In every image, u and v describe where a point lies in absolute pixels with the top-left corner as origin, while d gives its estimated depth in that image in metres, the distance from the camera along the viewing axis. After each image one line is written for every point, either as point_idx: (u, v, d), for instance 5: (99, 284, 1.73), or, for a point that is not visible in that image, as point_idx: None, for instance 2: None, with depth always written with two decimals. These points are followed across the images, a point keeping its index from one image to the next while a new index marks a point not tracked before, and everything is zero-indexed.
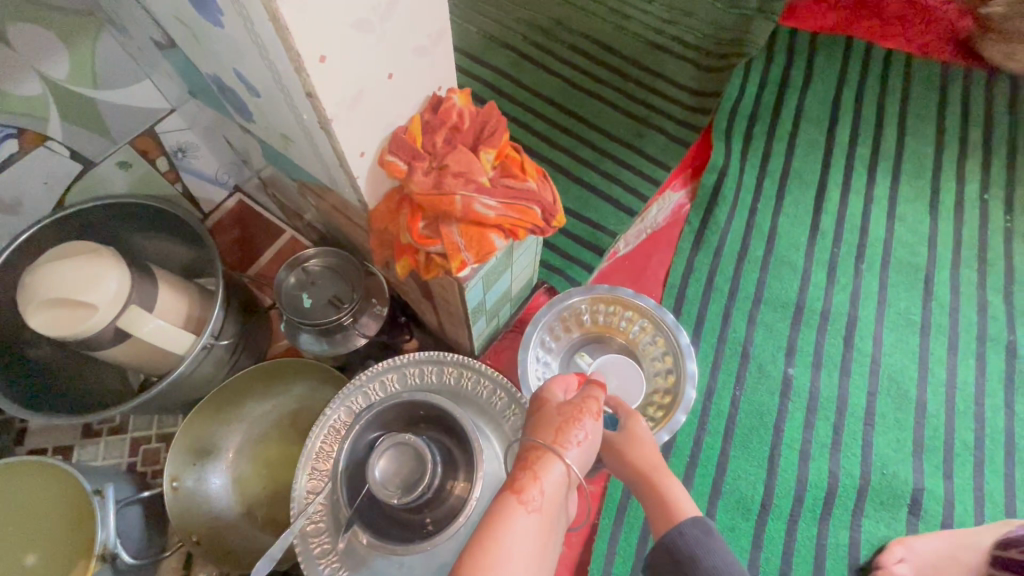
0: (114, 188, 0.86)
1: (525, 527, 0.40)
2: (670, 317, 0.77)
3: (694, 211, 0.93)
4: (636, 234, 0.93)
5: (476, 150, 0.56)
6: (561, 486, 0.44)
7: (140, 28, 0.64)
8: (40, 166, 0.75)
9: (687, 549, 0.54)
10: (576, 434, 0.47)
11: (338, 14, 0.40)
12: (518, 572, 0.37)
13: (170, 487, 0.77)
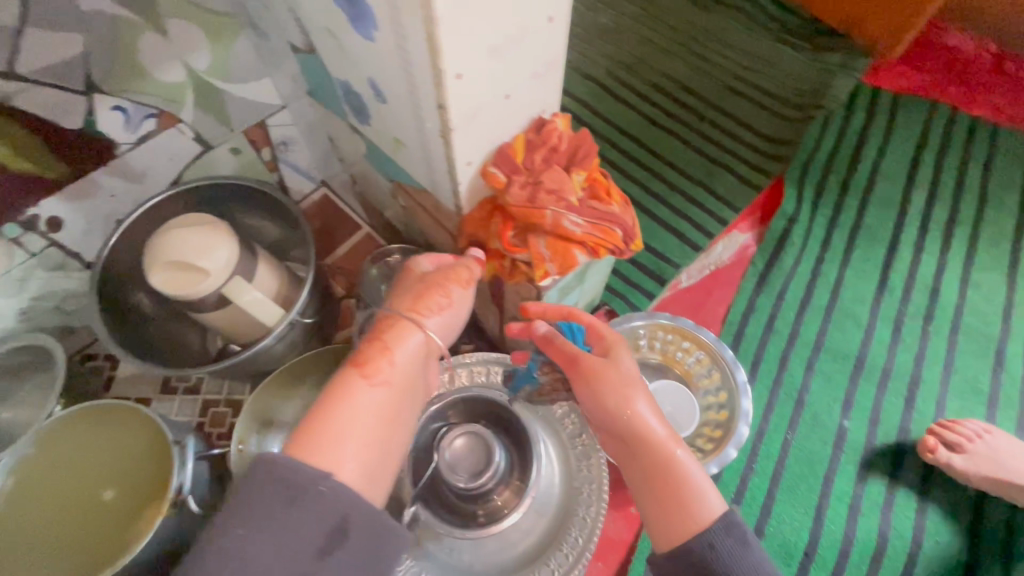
0: (223, 170, 0.95)
1: (367, 398, 0.46)
2: (729, 352, 0.79)
3: (760, 253, 0.94)
4: (699, 269, 0.94)
5: (569, 171, 0.61)
6: (410, 349, 0.51)
7: (280, 33, 0.72)
8: (168, 144, 0.84)
9: (719, 565, 0.45)
10: (429, 301, 0.54)
11: (480, 38, 0.45)
12: (358, 435, 0.44)
13: (237, 448, 0.82)
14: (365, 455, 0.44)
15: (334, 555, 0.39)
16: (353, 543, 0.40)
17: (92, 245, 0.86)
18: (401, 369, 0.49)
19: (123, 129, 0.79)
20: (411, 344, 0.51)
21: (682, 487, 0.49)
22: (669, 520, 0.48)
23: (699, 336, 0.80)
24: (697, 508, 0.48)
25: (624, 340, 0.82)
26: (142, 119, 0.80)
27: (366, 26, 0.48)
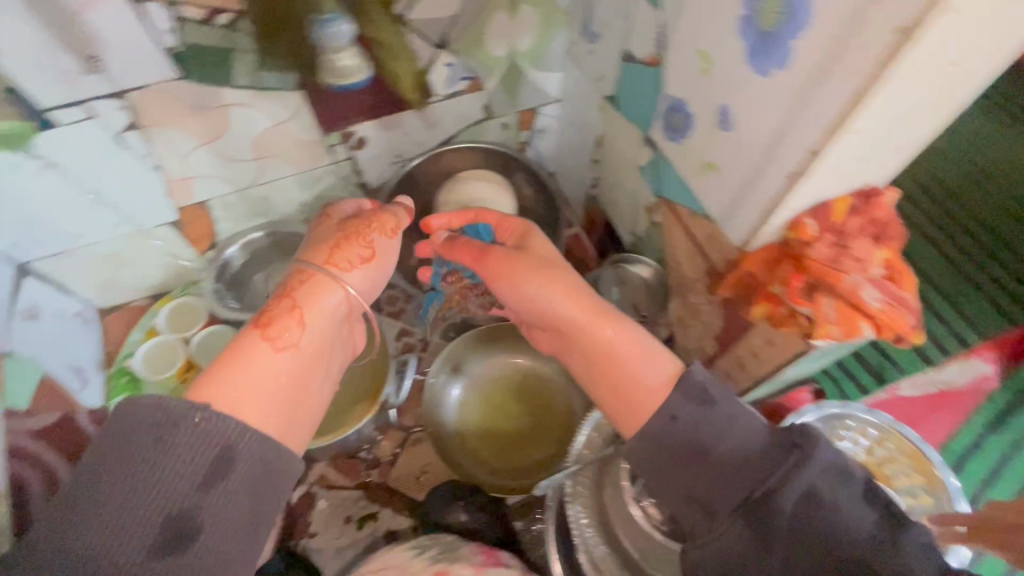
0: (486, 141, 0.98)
1: (264, 358, 0.47)
2: (955, 482, 0.64)
3: (1008, 387, 0.71)
4: (924, 384, 0.74)
5: (876, 244, 0.53)
6: (328, 308, 0.52)
7: (621, 38, 0.73)
8: (458, 106, 0.89)
9: (710, 442, 0.50)
10: (343, 257, 0.56)
11: (959, 53, 0.39)
12: (250, 386, 0.44)
13: (430, 380, 0.88)
14: (264, 410, 0.43)
15: (222, 482, 0.37)
16: (240, 472, 0.38)
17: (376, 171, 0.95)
18: (314, 334, 0.50)
19: (443, 84, 0.84)
20: (325, 298, 0.53)
21: (624, 365, 0.57)
22: (620, 388, 0.57)
23: (903, 434, 0.67)
24: (652, 379, 0.55)
25: (841, 427, 0.70)
26: (458, 80, 0.85)
27: (772, 61, 0.49)
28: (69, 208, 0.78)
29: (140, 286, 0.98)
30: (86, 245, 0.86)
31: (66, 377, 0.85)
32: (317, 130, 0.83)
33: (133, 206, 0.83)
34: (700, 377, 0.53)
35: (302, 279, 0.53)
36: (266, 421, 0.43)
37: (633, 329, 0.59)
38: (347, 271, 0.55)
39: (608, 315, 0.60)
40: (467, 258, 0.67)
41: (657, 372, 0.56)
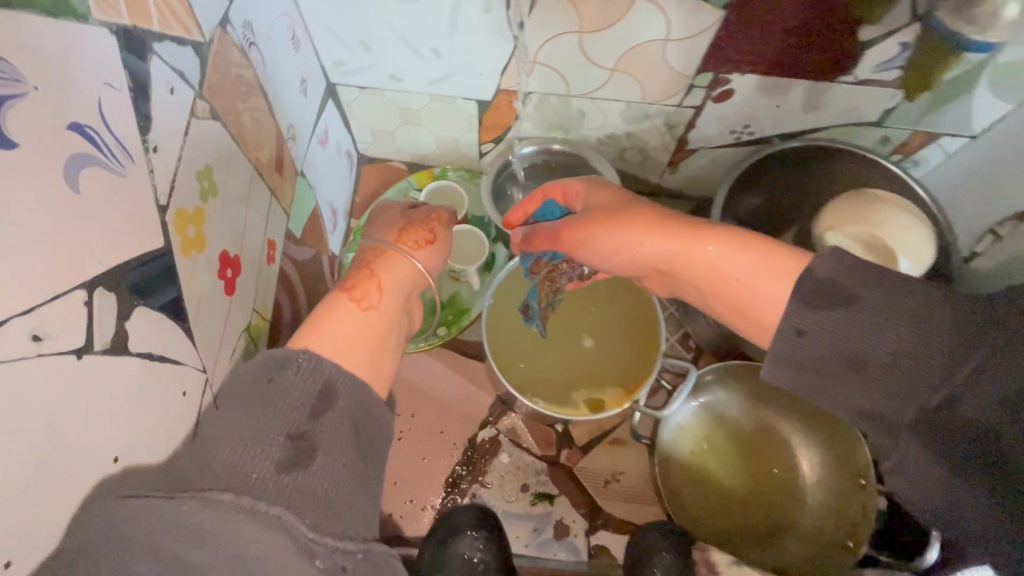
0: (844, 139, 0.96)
1: (354, 313, 0.60)
2: None
3: None
4: None
5: None
6: (407, 271, 0.72)
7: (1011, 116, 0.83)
8: (864, 93, 0.83)
9: (866, 361, 0.50)
10: (410, 240, 0.77)
11: None
12: (340, 337, 0.57)
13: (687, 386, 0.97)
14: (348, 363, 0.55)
15: (325, 413, 0.48)
16: (334, 417, 0.49)
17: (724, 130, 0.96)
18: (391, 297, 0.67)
19: (875, 65, 0.76)
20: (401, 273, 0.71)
21: (736, 279, 0.60)
22: (742, 301, 0.60)
23: None
24: (772, 279, 0.57)
25: None
26: (891, 67, 0.77)
27: None
28: (410, 31, 0.80)
29: (410, 147, 1.12)
30: (389, 93, 0.95)
31: (327, 215, 0.98)
32: (698, 65, 0.80)
33: (470, 58, 0.85)
34: (827, 274, 0.52)
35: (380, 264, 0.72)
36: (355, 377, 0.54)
37: (730, 239, 0.61)
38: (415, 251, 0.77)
39: (715, 236, 0.62)
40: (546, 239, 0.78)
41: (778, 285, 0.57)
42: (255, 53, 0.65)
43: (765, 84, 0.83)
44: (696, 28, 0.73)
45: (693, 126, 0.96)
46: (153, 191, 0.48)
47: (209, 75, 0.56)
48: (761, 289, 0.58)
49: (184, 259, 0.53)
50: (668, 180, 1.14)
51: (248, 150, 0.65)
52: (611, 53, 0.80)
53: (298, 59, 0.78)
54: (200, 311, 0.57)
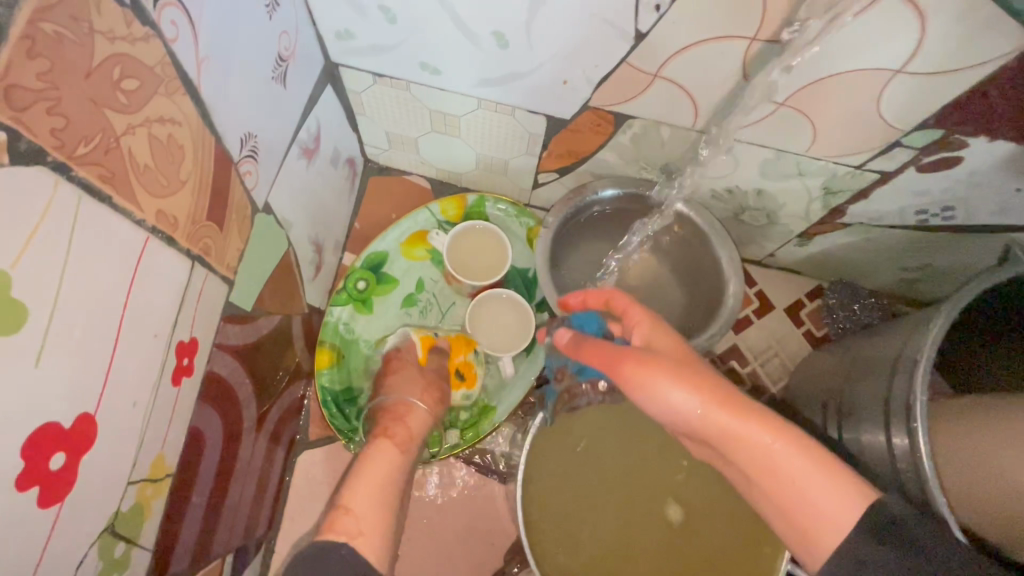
0: None
1: (389, 462, 0.57)
2: None
3: None
4: None
5: None
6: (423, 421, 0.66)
7: None
8: None
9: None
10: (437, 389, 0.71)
11: None
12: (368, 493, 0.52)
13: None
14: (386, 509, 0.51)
15: None
16: None
17: (901, 201, 0.65)
18: (416, 441, 0.63)
19: None
20: (418, 419, 0.66)
21: (788, 476, 0.38)
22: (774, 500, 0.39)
23: None
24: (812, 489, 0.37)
25: None
26: None
27: None
28: (455, 20, 0.53)
29: (443, 165, 0.81)
30: (429, 91, 0.65)
31: (310, 257, 0.70)
32: (906, 109, 0.51)
33: (558, 56, 0.54)
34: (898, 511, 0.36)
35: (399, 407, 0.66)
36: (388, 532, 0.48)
37: (794, 430, 0.38)
38: (424, 401, 0.68)
39: (765, 414, 0.39)
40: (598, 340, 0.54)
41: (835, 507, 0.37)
42: (171, 18, 0.36)
43: (1019, 160, 0.54)
44: (962, 61, 0.45)
45: (864, 196, 0.66)
46: (35, 316, 0.29)
47: (38, 58, 0.27)
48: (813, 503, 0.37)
49: (106, 371, 0.36)
50: (789, 252, 0.84)
51: (148, 198, 0.36)
52: (793, 80, 0.51)
53: (272, 29, 0.49)
54: (109, 427, 0.37)
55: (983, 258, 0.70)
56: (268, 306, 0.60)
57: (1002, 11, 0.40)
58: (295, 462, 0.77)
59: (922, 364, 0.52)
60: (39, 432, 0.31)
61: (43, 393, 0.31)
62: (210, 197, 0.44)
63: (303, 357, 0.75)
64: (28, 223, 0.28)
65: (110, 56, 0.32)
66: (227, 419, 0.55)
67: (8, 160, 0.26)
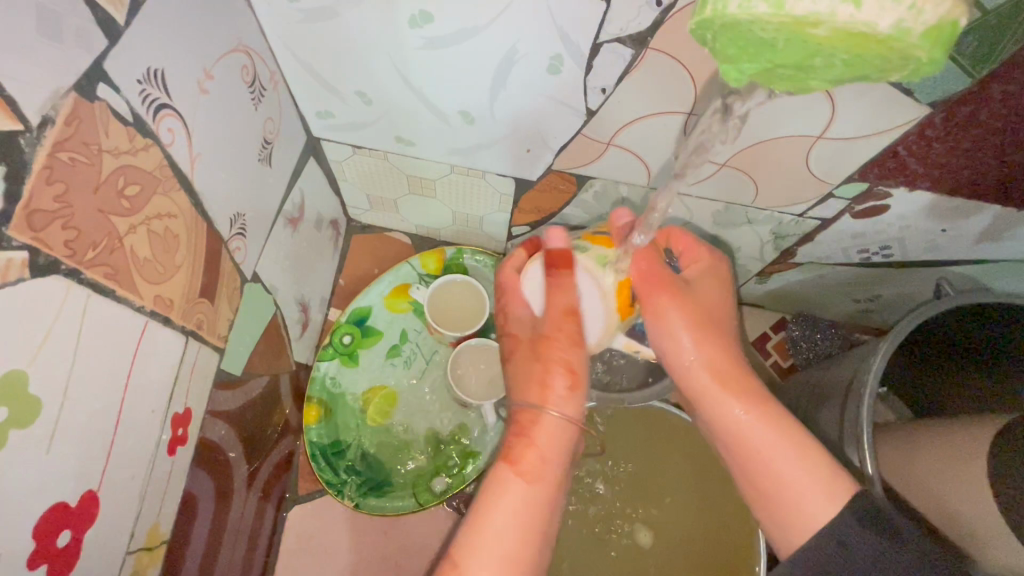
0: (1002, 284, 0.72)
1: (514, 491, 0.49)
2: None
3: None
4: None
5: None
6: (561, 429, 0.52)
7: None
8: None
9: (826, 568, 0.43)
10: (546, 373, 0.53)
11: None
12: (496, 554, 0.46)
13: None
14: (523, 549, 0.47)
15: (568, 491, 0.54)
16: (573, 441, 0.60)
17: (845, 242, 0.70)
18: (553, 466, 0.51)
19: None
20: (552, 432, 0.52)
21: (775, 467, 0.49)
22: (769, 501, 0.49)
23: None
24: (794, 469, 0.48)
25: None
26: None
27: None
28: (425, 102, 0.58)
29: (422, 223, 0.86)
30: (405, 159, 0.70)
31: (296, 317, 0.74)
32: (833, 168, 0.57)
33: (521, 130, 0.60)
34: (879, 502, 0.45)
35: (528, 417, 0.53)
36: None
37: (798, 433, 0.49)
38: (560, 408, 0.53)
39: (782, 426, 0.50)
40: (567, 344, 0.52)
41: (817, 500, 0.46)
42: (169, 126, 0.40)
43: (938, 206, 0.60)
44: (873, 128, 0.51)
45: (810, 239, 0.72)
46: (48, 406, 0.33)
47: (56, 181, 0.32)
48: (797, 485, 0.47)
49: (108, 448, 0.38)
50: (751, 289, 0.90)
51: (147, 286, 0.40)
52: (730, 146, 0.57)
53: (258, 118, 0.54)
54: (111, 500, 0.40)
55: (923, 289, 0.76)
56: (257, 368, 0.63)
57: (897, 89, 0.46)
58: (284, 518, 0.78)
59: (867, 396, 0.57)
60: (55, 508, 0.35)
61: (53, 473, 0.34)
62: (205, 276, 0.48)
63: (292, 414, 0.77)
64: (44, 324, 0.32)
65: (115, 169, 0.36)
66: (218, 482, 0.57)
67: (29, 274, 0.31)
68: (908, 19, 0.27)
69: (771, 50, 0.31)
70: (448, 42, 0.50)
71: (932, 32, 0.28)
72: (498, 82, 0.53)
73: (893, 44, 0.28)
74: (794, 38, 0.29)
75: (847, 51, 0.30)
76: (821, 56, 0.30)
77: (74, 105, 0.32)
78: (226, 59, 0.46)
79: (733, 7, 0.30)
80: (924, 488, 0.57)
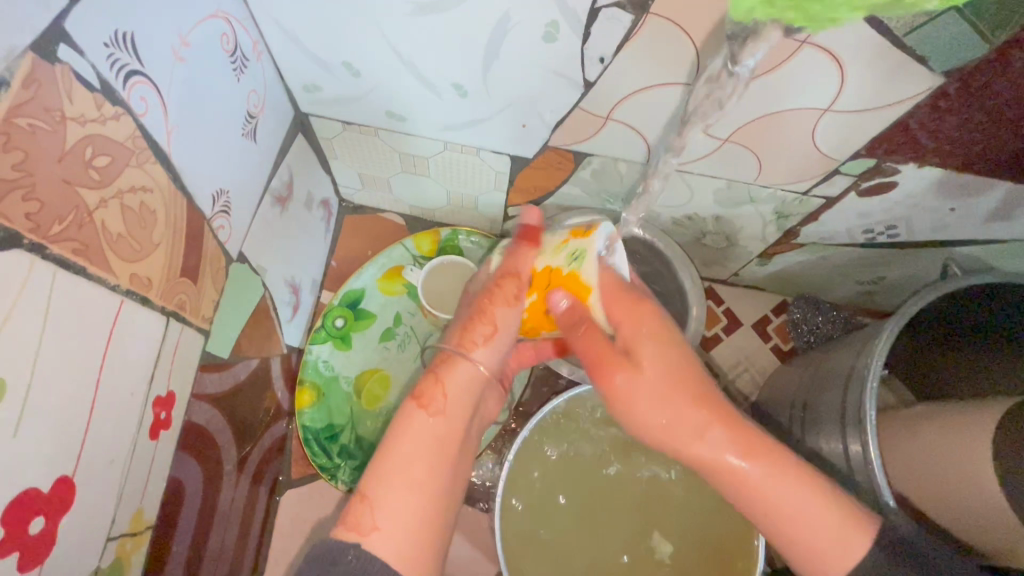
0: (1009, 266, 0.70)
1: (422, 429, 0.50)
2: None
3: None
4: None
5: None
6: (462, 387, 0.54)
7: None
8: None
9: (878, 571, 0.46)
10: (476, 334, 0.56)
11: None
12: (397, 488, 0.47)
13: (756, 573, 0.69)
14: (423, 480, 0.48)
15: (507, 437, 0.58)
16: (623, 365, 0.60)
17: (850, 221, 0.68)
18: (456, 402, 0.53)
19: None
20: (463, 379, 0.54)
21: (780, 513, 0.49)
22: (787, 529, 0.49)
23: None
24: (839, 535, 0.47)
25: None
26: None
27: None
28: (415, 73, 0.56)
29: (415, 202, 0.84)
30: (396, 136, 0.68)
31: (286, 299, 0.72)
32: (843, 142, 0.55)
33: (517, 104, 0.57)
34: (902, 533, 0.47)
35: (443, 361, 0.56)
36: (411, 522, 0.46)
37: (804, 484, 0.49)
38: (477, 358, 0.56)
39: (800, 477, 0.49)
40: (504, 303, 0.56)
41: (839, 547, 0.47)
42: (142, 94, 0.38)
43: (948, 184, 0.58)
44: (884, 99, 0.48)
45: (814, 219, 0.70)
46: (14, 388, 0.31)
47: (14, 150, 0.30)
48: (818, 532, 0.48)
49: (83, 432, 0.37)
50: (752, 271, 0.88)
51: (121, 263, 0.38)
52: (733, 120, 0.55)
53: (241, 89, 0.52)
54: (89, 484, 0.39)
55: (928, 270, 0.75)
56: (245, 351, 0.62)
57: (910, 57, 0.44)
58: (277, 501, 0.77)
59: (870, 381, 0.55)
60: (25, 494, 0.33)
61: (22, 458, 0.33)
62: (187, 254, 0.46)
63: (284, 398, 0.76)
64: (6, 304, 0.30)
65: (81, 139, 0.34)
66: (206, 465, 0.56)
67: None
68: None
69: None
70: (437, 7, 0.47)
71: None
72: (490, 51, 0.51)
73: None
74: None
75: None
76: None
77: (32, 66, 0.30)
78: (204, 24, 0.43)
79: None
80: (935, 457, 0.55)
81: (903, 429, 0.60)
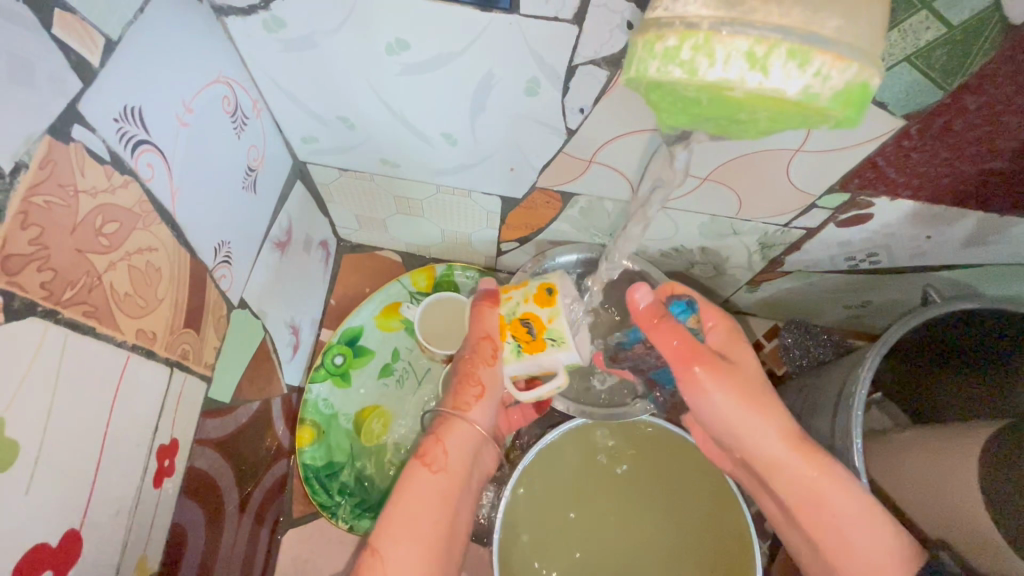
0: (990, 288, 0.71)
1: (425, 483, 0.55)
2: None
3: None
4: None
5: None
6: (460, 446, 0.59)
7: None
8: None
9: None
10: (466, 396, 0.61)
11: None
12: (414, 541, 0.52)
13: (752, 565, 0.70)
14: (431, 533, 0.53)
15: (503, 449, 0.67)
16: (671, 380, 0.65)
17: (833, 249, 0.70)
18: (459, 460, 0.58)
19: None
20: (463, 438, 0.60)
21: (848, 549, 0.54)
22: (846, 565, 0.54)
23: None
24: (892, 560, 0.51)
25: None
26: None
27: None
28: (406, 123, 0.58)
29: (412, 240, 0.87)
30: (389, 180, 0.70)
31: (287, 341, 0.74)
32: (817, 179, 0.57)
33: (504, 149, 0.60)
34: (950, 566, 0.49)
35: (440, 422, 0.61)
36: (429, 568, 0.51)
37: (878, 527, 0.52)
38: (468, 415, 0.61)
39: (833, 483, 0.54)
40: (483, 363, 0.59)
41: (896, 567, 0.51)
42: (148, 161, 0.41)
43: (923, 213, 0.60)
44: (852, 140, 0.51)
45: (798, 248, 0.72)
46: (27, 446, 0.33)
47: (31, 227, 0.32)
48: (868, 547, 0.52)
49: (91, 483, 0.39)
50: (742, 298, 0.90)
51: (128, 320, 0.40)
52: (710, 161, 0.57)
53: (241, 146, 0.54)
54: (94, 534, 0.40)
55: (911, 294, 0.76)
56: (246, 394, 0.63)
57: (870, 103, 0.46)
58: (279, 541, 0.78)
59: (856, 408, 0.57)
60: (34, 550, 0.35)
61: (35, 510, 0.34)
62: (189, 306, 0.48)
63: (286, 437, 0.77)
64: (19, 367, 0.32)
65: (93, 209, 0.37)
66: (208, 508, 0.57)
67: (3, 320, 0.31)
68: (815, 85, 0.29)
69: (697, 107, 0.32)
70: (422, 69, 0.50)
71: (840, 95, 0.29)
72: (477, 105, 0.54)
73: (805, 107, 0.30)
74: (715, 97, 0.31)
75: (768, 111, 0.31)
76: (744, 112, 0.31)
77: (48, 148, 0.33)
78: (205, 91, 0.46)
79: (651, 70, 0.31)
80: (926, 476, 0.56)
81: (892, 448, 0.61)
